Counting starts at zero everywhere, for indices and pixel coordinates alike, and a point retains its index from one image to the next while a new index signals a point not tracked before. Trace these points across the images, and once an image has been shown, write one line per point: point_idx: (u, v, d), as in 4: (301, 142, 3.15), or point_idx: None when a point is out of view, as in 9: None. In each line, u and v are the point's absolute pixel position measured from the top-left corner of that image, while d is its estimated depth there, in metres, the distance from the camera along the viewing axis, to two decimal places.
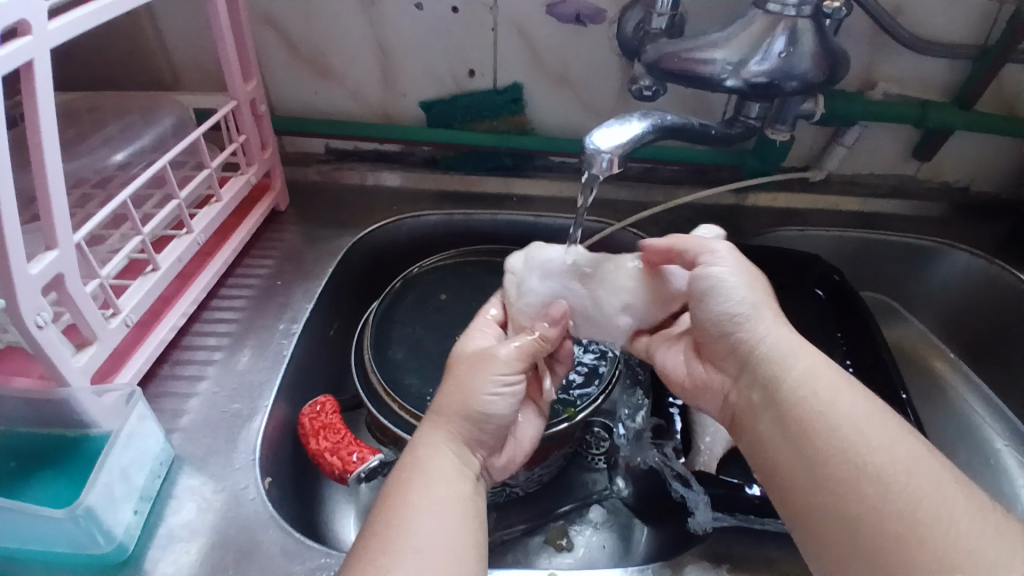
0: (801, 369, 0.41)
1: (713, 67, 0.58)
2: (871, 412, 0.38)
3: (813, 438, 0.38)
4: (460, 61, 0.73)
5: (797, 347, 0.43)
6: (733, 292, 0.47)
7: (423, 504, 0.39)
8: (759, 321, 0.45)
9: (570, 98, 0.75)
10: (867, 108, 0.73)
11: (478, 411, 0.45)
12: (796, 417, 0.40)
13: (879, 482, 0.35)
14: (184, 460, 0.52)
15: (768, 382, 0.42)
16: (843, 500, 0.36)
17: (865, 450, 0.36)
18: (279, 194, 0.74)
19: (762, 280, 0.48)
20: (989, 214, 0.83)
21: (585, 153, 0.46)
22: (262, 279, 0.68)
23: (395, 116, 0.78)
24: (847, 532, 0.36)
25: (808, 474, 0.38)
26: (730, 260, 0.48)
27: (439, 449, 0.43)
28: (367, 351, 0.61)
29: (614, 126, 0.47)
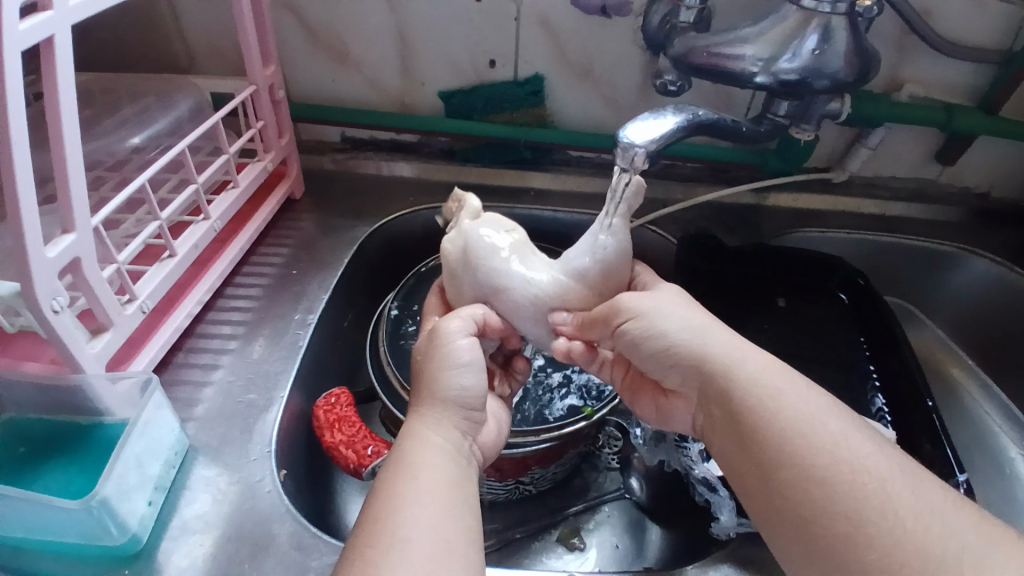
0: (753, 376, 0.40)
1: (743, 63, 0.57)
2: (832, 415, 0.37)
3: (763, 442, 0.37)
4: (480, 51, 0.72)
5: (750, 355, 0.41)
6: (667, 321, 0.44)
7: (413, 493, 0.38)
8: (704, 333, 0.43)
9: (591, 92, 0.74)
10: (893, 110, 0.72)
11: (449, 390, 0.45)
12: (748, 424, 0.38)
13: (847, 486, 0.34)
14: (198, 451, 0.51)
15: (722, 397, 0.40)
16: (808, 503, 0.35)
17: (827, 452, 0.35)
18: (294, 181, 0.73)
19: (682, 308, 0.45)
20: (1009, 222, 0.82)
21: (618, 149, 0.45)
22: (277, 268, 0.67)
23: (412, 106, 0.77)
24: (801, 530, 0.35)
25: (773, 480, 0.37)
26: (648, 295, 0.46)
27: (423, 439, 0.43)
28: (383, 344, 0.60)
29: (648, 119, 0.46)
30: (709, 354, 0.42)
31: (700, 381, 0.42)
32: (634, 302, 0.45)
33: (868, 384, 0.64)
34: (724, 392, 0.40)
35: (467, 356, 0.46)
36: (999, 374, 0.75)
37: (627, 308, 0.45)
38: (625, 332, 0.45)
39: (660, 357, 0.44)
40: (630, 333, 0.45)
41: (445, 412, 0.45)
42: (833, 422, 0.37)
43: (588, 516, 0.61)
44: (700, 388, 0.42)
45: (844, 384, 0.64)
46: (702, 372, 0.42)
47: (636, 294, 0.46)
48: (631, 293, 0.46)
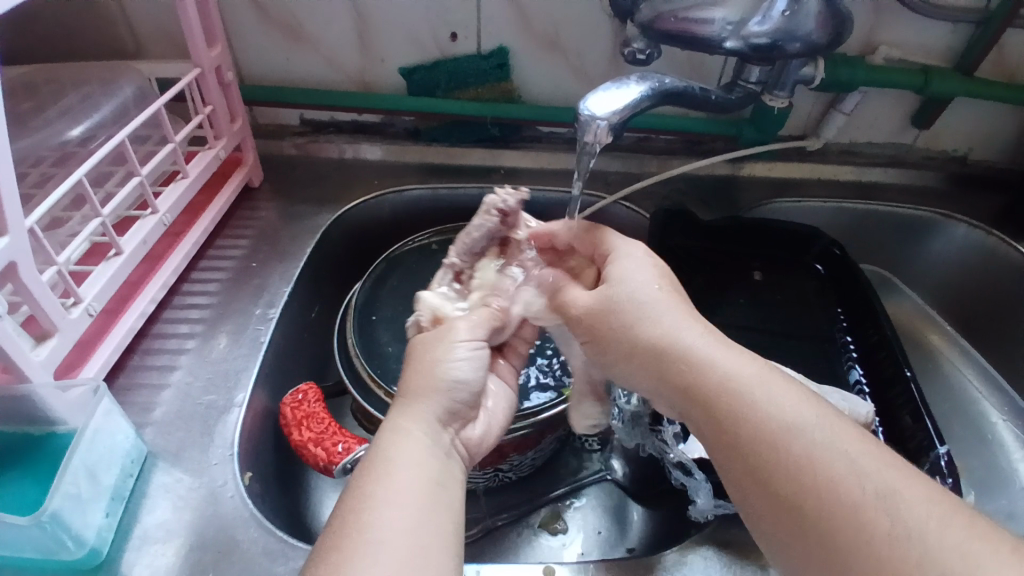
0: (721, 374, 0.38)
1: (712, 27, 0.55)
2: (800, 408, 0.35)
3: (758, 450, 0.34)
4: (442, 24, 0.68)
5: (722, 353, 0.39)
6: (657, 319, 0.42)
7: (389, 494, 0.37)
8: (675, 328, 0.41)
9: (560, 65, 0.72)
10: (869, 76, 0.70)
11: (445, 380, 0.44)
12: (740, 432, 0.35)
13: (811, 486, 0.32)
14: (158, 457, 0.49)
15: (705, 401, 0.37)
16: (811, 507, 0.32)
17: (821, 449, 0.33)
18: (251, 168, 0.70)
19: (660, 293, 0.43)
20: (984, 186, 0.82)
21: (579, 123, 0.43)
22: (236, 259, 0.64)
23: (374, 84, 0.74)
24: (807, 537, 0.32)
25: (747, 480, 0.35)
26: (644, 256, 0.47)
27: (406, 434, 0.41)
28: (350, 335, 0.58)
29: (610, 90, 0.44)
30: (681, 348, 0.40)
31: (666, 387, 0.40)
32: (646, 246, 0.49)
33: (845, 355, 0.64)
34: (697, 389, 0.38)
35: (463, 353, 0.45)
36: (978, 336, 0.76)
37: (613, 244, 0.49)
38: (579, 301, 0.47)
39: (627, 364, 0.43)
40: (615, 315, 0.44)
41: (425, 407, 0.43)
42: (802, 416, 0.35)
43: (569, 500, 0.60)
44: (668, 394, 0.40)
45: (822, 357, 0.64)
46: (671, 368, 0.40)
47: (610, 230, 0.51)
48: (631, 273, 0.45)
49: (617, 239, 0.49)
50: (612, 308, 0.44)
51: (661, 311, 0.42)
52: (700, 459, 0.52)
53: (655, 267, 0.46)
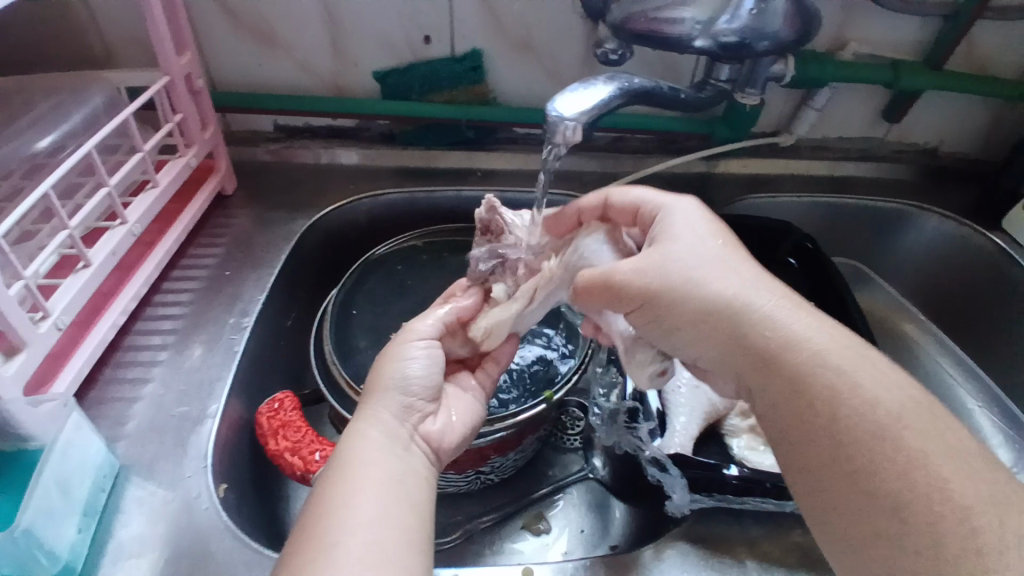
0: (808, 344, 0.36)
1: (681, 27, 0.55)
2: (905, 395, 0.34)
3: (844, 425, 0.33)
4: (415, 27, 0.68)
5: (806, 322, 0.38)
6: (730, 282, 0.41)
7: (345, 497, 0.37)
8: (750, 291, 0.40)
9: (535, 68, 0.72)
10: (838, 72, 0.71)
11: (394, 377, 0.47)
12: (830, 406, 0.34)
13: (924, 487, 0.30)
14: (131, 470, 0.49)
15: (796, 376, 0.36)
16: (887, 492, 0.31)
17: (900, 429, 0.32)
18: (224, 176, 0.69)
19: (716, 250, 0.43)
20: (953, 180, 0.84)
21: (549, 123, 0.43)
22: (209, 268, 0.63)
23: (349, 89, 0.73)
24: (884, 522, 0.31)
25: (822, 460, 0.34)
26: (700, 215, 0.46)
27: (361, 435, 0.42)
28: (327, 342, 0.57)
29: (577, 91, 0.44)
30: (758, 314, 0.39)
31: (744, 356, 0.38)
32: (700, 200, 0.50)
33: None
34: (778, 363, 0.37)
35: (418, 351, 0.48)
36: (951, 325, 0.77)
37: (658, 201, 0.49)
38: (623, 266, 0.44)
39: (693, 330, 0.41)
40: (683, 282, 0.41)
41: (380, 406, 0.45)
42: (909, 401, 0.34)
43: (553, 499, 0.60)
44: (740, 364, 0.39)
45: None
46: (753, 335, 0.38)
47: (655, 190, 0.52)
48: (687, 236, 0.44)
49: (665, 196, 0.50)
50: (660, 272, 0.42)
51: (737, 275, 0.41)
52: (677, 455, 0.47)
53: (713, 226, 0.45)
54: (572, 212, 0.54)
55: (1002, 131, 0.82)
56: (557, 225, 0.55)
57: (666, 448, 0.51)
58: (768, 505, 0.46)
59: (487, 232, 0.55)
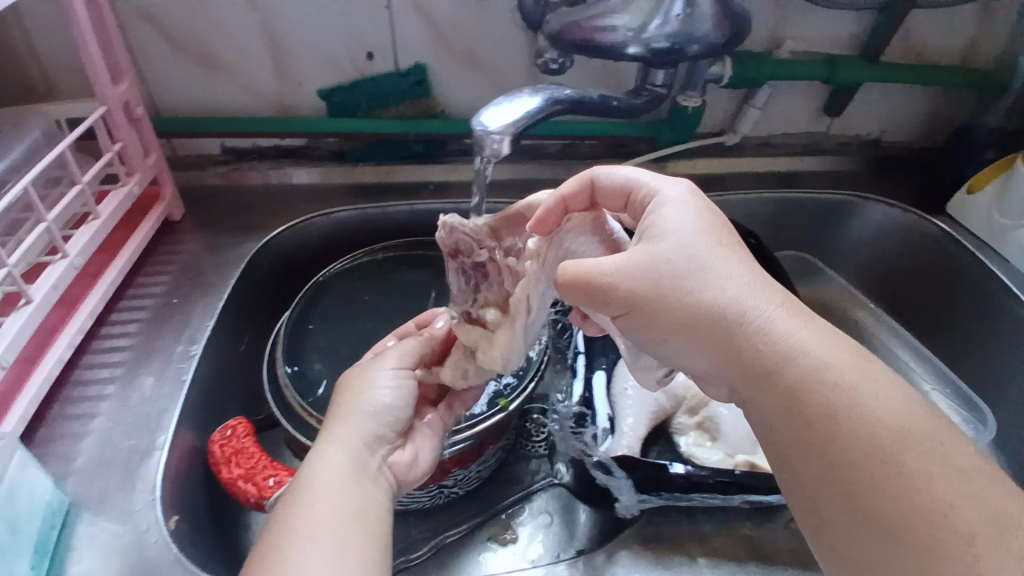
0: (808, 359, 0.36)
1: (614, 35, 0.57)
2: (904, 413, 0.34)
3: (838, 440, 0.34)
4: (357, 44, 0.69)
5: (806, 334, 0.37)
6: (727, 286, 0.39)
7: (302, 529, 0.37)
8: (749, 297, 0.39)
9: (480, 79, 0.72)
10: (775, 70, 0.72)
11: (366, 406, 0.47)
12: (827, 420, 0.34)
13: (917, 507, 0.31)
14: (81, 507, 0.48)
15: (793, 393, 0.36)
16: (883, 508, 0.32)
17: (900, 444, 0.33)
18: (171, 202, 0.68)
19: (709, 249, 0.40)
20: (897, 168, 0.87)
21: (478, 134, 0.44)
22: (157, 297, 0.62)
23: (296, 109, 0.73)
24: (884, 537, 0.32)
25: (819, 474, 0.34)
26: (694, 207, 0.43)
27: (324, 463, 0.42)
28: (279, 365, 0.57)
29: (503, 104, 0.45)
30: (754, 324, 0.38)
31: (737, 365, 0.38)
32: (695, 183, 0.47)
33: None
34: (777, 371, 0.36)
35: (389, 381, 0.49)
36: (900, 311, 0.80)
37: (651, 185, 0.46)
38: (609, 266, 0.41)
39: (685, 338, 0.40)
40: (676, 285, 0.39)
41: (348, 432, 0.45)
42: (909, 422, 0.33)
43: (519, 508, 0.60)
44: (735, 372, 0.38)
45: None
46: (751, 345, 0.37)
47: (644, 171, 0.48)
48: (681, 230, 0.41)
49: (658, 180, 0.46)
50: (649, 277, 0.40)
51: (735, 278, 0.39)
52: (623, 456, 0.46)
53: (712, 217, 0.43)
54: (556, 203, 0.47)
55: (937, 120, 0.85)
56: (508, 227, 0.49)
57: (612, 451, 0.51)
58: (715, 501, 0.46)
59: (462, 258, 0.46)
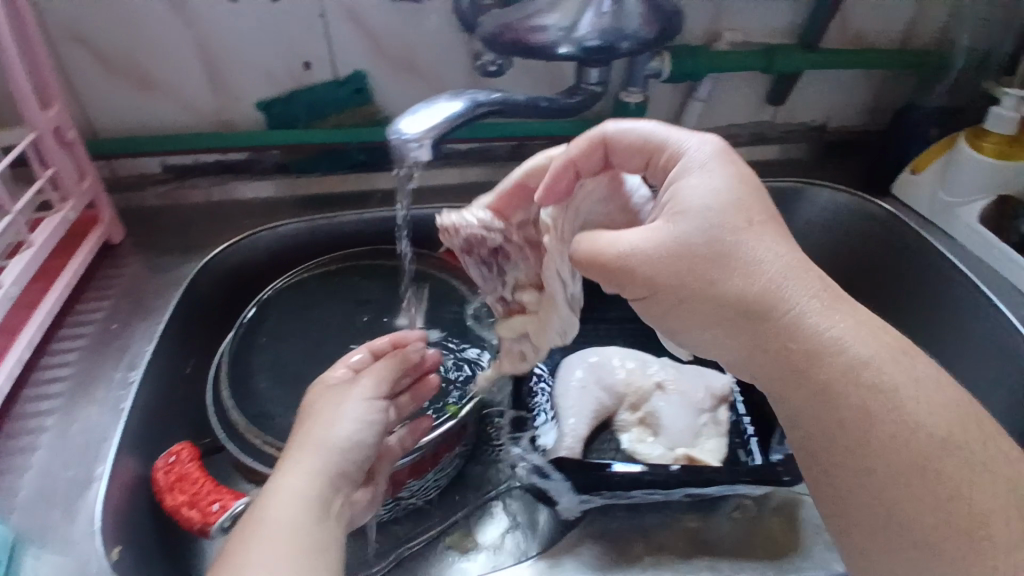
0: (847, 357, 0.37)
1: (545, 34, 0.57)
2: (946, 419, 0.35)
3: (879, 441, 0.36)
4: (293, 54, 0.68)
5: (843, 326, 0.38)
6: (762, 274, 0.39)
7: (254, 563, 0.36)
8: (791, 291, 0.39)
9: (420, 84, 0.72)
10: (712, 63, 0.73)
11: (339, 437, 0.45)
12: (868, 420, 0.36)
13: (959, 512, 0.33)
14: (24, 543, 0.47)
15: (832, 389, 0.37)
16: (923, 512, 0.34)
17: (938, 449, 0.35)
18: (109, 226, 0.67)
19: (741, 231, 0.40)
20: (841, 153, 0.89)
21: (395, 140, 0.44)
22: (98, 323, 0.61)
23: (235, 123, 0.72)
24: (922, 538, 0.34)
25: (859, 477, 0.36)
26: (721, 176, 0.42)
27: (289, 492, 0.41)
28: (224, 385, 0.56)
29: (421, 110, 0.45)
30: (792, 317, 0.38)
31: (775, 365, 0.39)
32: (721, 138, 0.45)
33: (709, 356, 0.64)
34: (814, 362, 0.38)
35: (364, 414, 0.47)
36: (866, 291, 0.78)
37: (678, 149, 0.44)
38: (635, 249, 0.40)
39: (718, 331, 0.41)
40: (706, 269, 0.39)
41: (319, 462, 0.43)
42: (950, 426, 0.35)
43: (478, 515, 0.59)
44: (768, 374, 0.40)
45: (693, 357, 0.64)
46: (792, 343, 0.38)
47: (662, 124, 0.46)
48: (711, 210, 0.40)
49: (684, 139, 0.44)
50: (678, 261, 0.40)
51: (773, 265, 0.39)
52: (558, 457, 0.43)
53: (745, 193, 0.41)
54: (566, 166, 0.46)
55: (877, 104, 0.87)
56: (512, 205, 0.50)
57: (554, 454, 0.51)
58: (655, 496, 0.44)
59: (478, 248, 0.50)
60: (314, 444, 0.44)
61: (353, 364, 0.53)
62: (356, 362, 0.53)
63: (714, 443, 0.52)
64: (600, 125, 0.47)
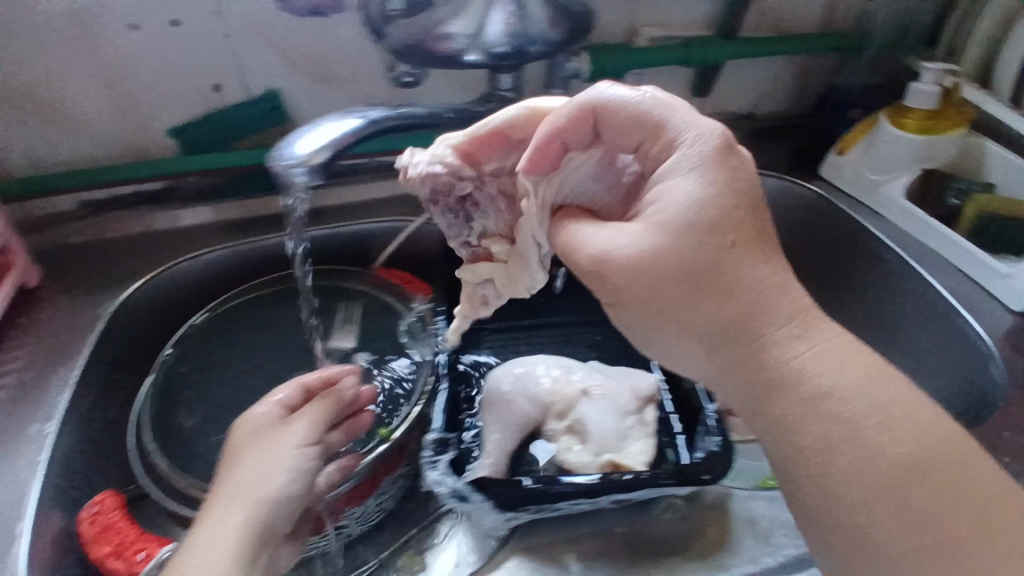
0: (824, 379, 0.37)
1: (452, 42, 0.56)
2: (923, 438, 0.34)
3: (858, 464, 0.34)
4: (202, 76, 0.67)
5: (823, 347, 0.37)
6: (735, 296, 0.38)
7: None
8: (767, 316, 0.38)
9: (338, 97, 0.71)
10: (631, 59, 0.73)
11: (271, 490, 0.42)
12: (846, 441, 0.35)
13: (939, 537, 0.32)
14: None
15: (812, 410, 0.36)
16: (901, 537, 0.33)
17: (918, 474, 0.33)
18: (23, 271, 0.65)
19: (716, 250, 0.38)
20: (772, 139, 0.89)
21: (280, 166, 0.43)
22: (11, 376, 0.59)
23: (150, 152, 0.70)
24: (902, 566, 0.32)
25: (835, 503, 0.35)
26: (705, 179, 0.39)
27: (210, 555, 0.38)
28: (148, 434, 0.54)
29: (306, 132, 0.45)
30: (771, 339, 0.38)
31: (752, 384, 0.39)
32: (726, 125, 0.42)
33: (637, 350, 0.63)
34: (794, 385, 0.37)
35: (297, 462, 0.44)
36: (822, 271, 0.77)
37: (663, 147, 0.42)
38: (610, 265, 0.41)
39: (699, 345, 0.40)
40: (678, 289, 0.39)
41: (246, 517, 0.40)
42: (930, 447, 0.34)
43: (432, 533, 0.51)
44: (749, 393, 0.39)
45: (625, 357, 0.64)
46: (768, 364, 0.38)
47: (660, 95, 0.42)
48: (681, 228, 0.39)
49: (683, 127, 0.41)
50: (652, 277, 0.39)
51: (750, 285, 0.38)
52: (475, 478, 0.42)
53: (719, 205, 0.39)
54: (552, 135, 0.43)
55: (802, 88, 0.88)
56: (482, 149, 0.47)
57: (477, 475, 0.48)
58: (580, 505, 0.44)
59: (444, 196, 0.48)
60: (244, 500, 0.41)
61: (283, 399, 0.48)
62: (284, 397, 0.48)
63: (642, 445, 0.49)
64: (593, 88, 0.43)
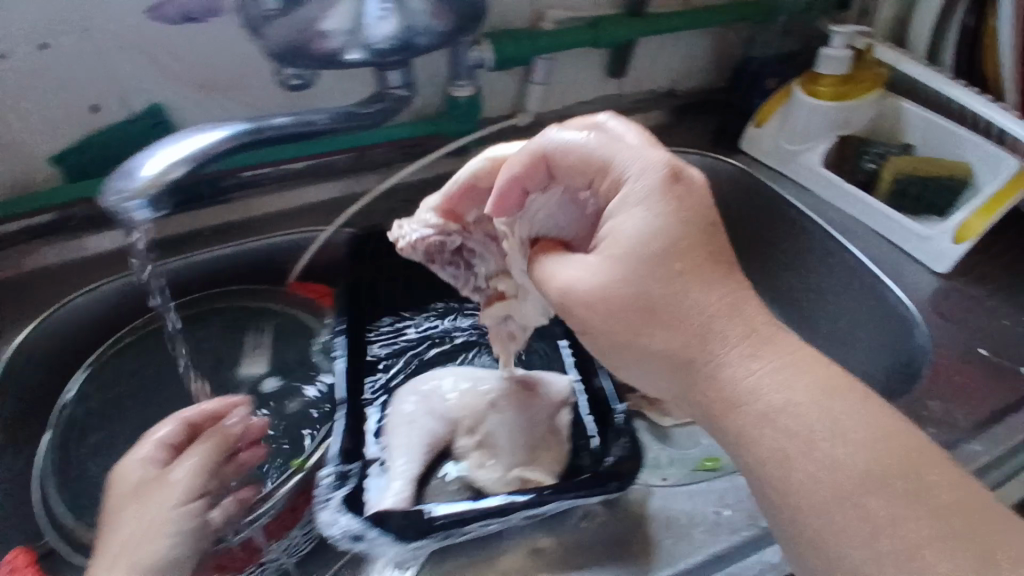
0: (773, 396, 0.36)
1: (330, 41, 0.52)
2: (867, 447, 0.33)
3: (806, 480, 0.33)
4: (78, 98, 0.61)
5: (771, 365, 0.37)
6: (686, 320, 0.38)
7: None
8: (715, 337, 0.38)
9: (231, 107, 0.67)
10: (538, 45, 0.70)
11: (146, 556, 0.39)
12: (791, 459, 0.34)
13: (885, 551, 0.31)
14: None
15: (758, 427, 0.35)
16: (852, 555, 0.31)
17: (865, 486, 0.32)
18: None
19: (665, 280, 0.38)
20: (693, 115, 0.87)
21: (109, 200, 0.43)
22: None
23: (27, 184, 0.64)
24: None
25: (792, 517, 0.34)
26: (651, 210, 0.39)
27: None
28: (58, 499, 0.51)
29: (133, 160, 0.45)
30: (722, 361, 0.37)
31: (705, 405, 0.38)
32: (671, 153, 0.41)
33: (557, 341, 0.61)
34: (740, 404, 0.36)
35: (174, 519, 0.41)
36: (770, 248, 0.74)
37: (613, 181, 0.41)
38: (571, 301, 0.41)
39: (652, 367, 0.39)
40: (630, 320, 0.39)
41: None
42: (877, 458, 0.33)
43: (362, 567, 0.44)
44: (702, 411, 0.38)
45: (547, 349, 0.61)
46: (718, 384, 0.37)
47: (605, 134, 0.43)
48: (630, 261, 0.39)
49: (627, 162, 0.41)
50: (607, 310, 0.39)
51: (703, 310, 0.38)
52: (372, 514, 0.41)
53: (666, 235, 0.39)
54: (511, 184, 0.44)
55: (717, 61, 0.87)
56: (459, 202, 0.50)
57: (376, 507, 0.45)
58: (491, 527, 0.42)
59: (440, 254, 0.52)
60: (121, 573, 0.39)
61: (161, 442, 0.45)
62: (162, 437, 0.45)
63: (550, 454, 0.50)
64: (543, 136, 0.44)
